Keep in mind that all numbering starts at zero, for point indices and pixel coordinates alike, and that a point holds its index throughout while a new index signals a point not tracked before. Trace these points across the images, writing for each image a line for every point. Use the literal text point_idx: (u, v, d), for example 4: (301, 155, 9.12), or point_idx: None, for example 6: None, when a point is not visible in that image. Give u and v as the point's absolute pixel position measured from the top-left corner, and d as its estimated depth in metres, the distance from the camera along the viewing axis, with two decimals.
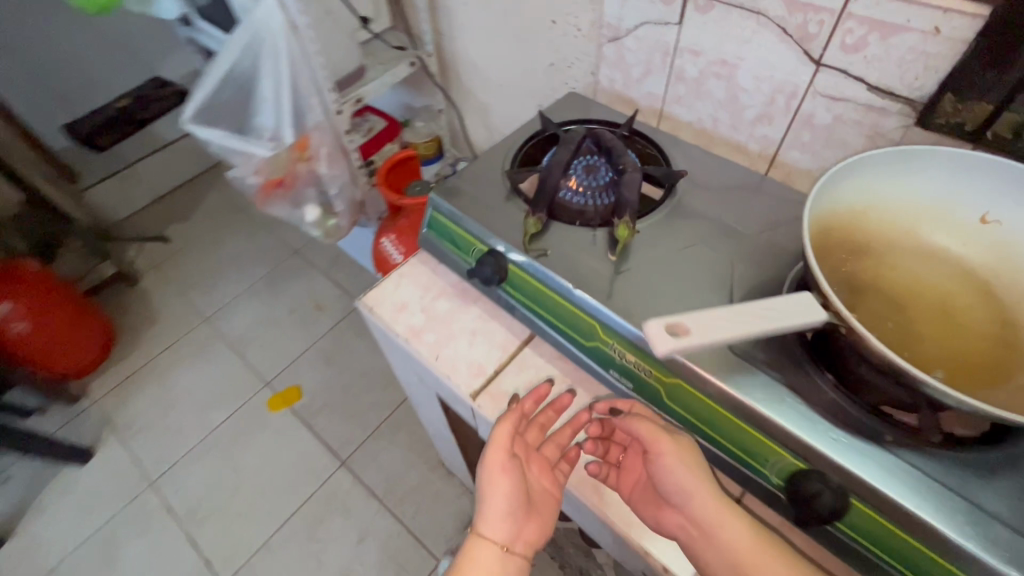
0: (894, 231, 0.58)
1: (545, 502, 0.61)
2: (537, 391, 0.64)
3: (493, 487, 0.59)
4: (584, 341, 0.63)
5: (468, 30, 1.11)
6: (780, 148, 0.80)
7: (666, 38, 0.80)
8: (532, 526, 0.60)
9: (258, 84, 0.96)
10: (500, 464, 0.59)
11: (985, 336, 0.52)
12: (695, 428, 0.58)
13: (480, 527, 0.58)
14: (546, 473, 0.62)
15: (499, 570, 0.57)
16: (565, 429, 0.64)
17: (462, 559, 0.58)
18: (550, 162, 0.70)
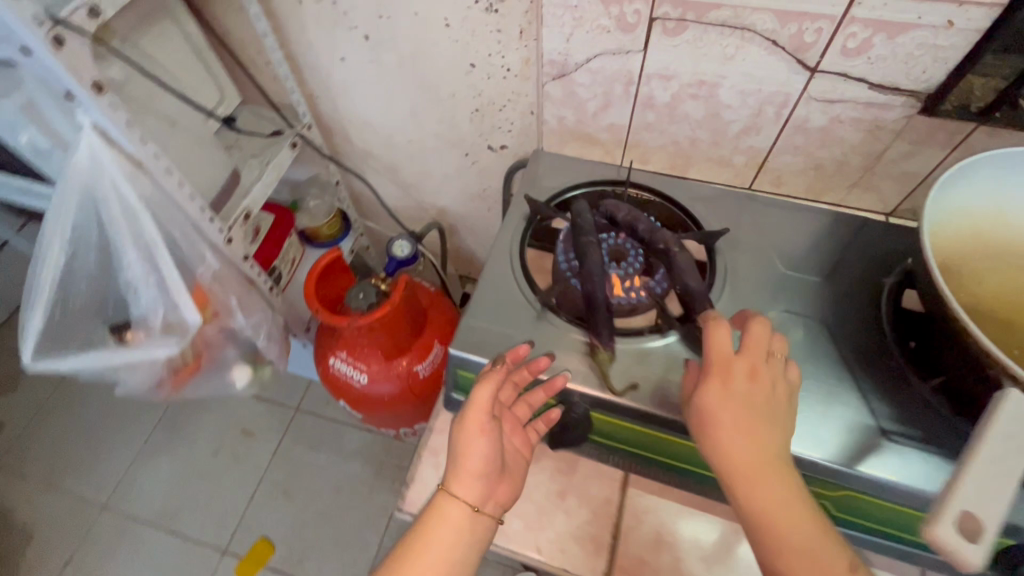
0: (979, 248, 0.56)
1: (517, 463, 0.56)
2: (517, 350, 0.54)
3: (465, 447, 0.54)
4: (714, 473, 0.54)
5: (354, 87, 0.89)
6: (768, 155, 0.75)
7: (628, 67, 0.69)
8: (504, 487, 0.55)
9: (117, 258, 0.67)
10: (475, 427, 0.53)
11: None
12: (869, 524, 0.52)
13: (451, 485, 0.53)
14: (518, 432, 0.57)
15: (468, 532, 0.52)
16: (540, 393, 0.54)
17: (428, 520, 0.52)
18: (582, 264, 0.57)
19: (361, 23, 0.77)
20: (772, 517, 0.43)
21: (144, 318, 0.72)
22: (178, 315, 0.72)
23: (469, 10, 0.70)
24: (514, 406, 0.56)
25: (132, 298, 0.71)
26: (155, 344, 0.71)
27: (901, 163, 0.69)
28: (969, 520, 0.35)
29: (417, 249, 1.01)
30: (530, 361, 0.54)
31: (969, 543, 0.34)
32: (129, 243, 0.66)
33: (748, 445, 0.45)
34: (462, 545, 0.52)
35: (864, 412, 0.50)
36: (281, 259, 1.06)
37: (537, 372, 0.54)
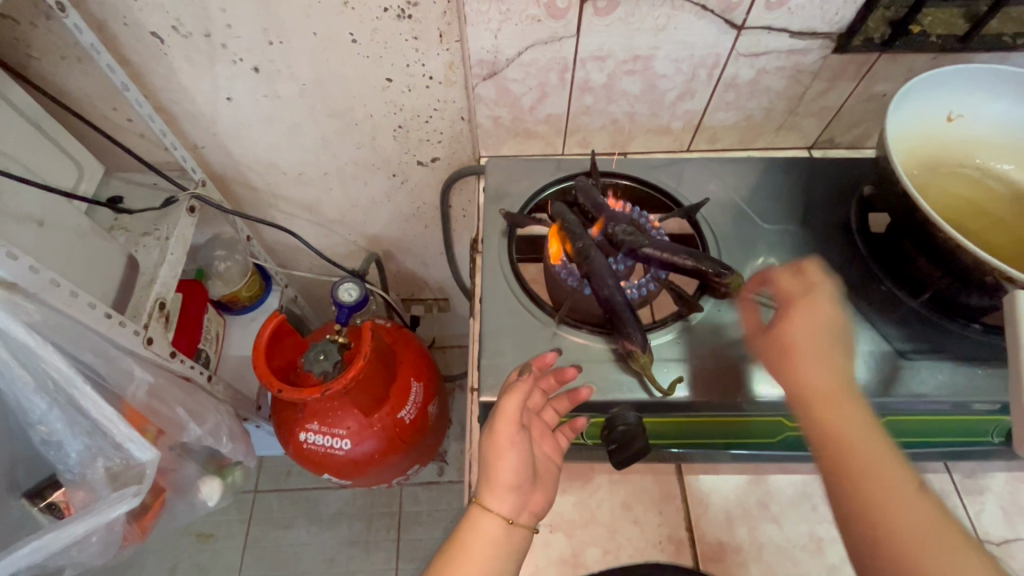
0: (910, 161, 0.61)
1: (548, 470, 0.53)
2: (543, 357, 0.52)
3: (496, 459, 0.49)
4: (769, 439, 0.55)
5: (249, 127, 0.77)
6: (705, 116, 0.76)
7: (562, 54, 0.66)
8: (537, 496, 0.52)
9: (26, 419, 0.57)
10: (506, 436, 0.49)
11: (1000, 214, 0.60)
12: (908, 442, 0.55)
13: (485, 499, 0.49)
14: (546, 438, 0.53)
15: (503, 548, 0.48)
16: (564, 400, 0.52)
17: (460, 536, 0.49)
18: (588, 269, 0.53)
19: (245, 54, 0.66)
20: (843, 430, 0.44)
21: (81, 476, 0.62)
22: (120, 458, 0.61)
23: (378, 20, 0.63)
24: (542, 411, 0.52)
25: (60, 459, 0.60)
26: (114, 504, 0.60)
27: (821, 99, 0.74)
28: None
29: (366, 290, 0.93)
30: (558, 370, 0.52)
31: None
32: (36, 392, 0.54)
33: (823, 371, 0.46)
34: (496, 560, 0.48)
35: (878, 341, 0.54)
36: (203, 338, 0.90)
37: (565, 380, 0.52)
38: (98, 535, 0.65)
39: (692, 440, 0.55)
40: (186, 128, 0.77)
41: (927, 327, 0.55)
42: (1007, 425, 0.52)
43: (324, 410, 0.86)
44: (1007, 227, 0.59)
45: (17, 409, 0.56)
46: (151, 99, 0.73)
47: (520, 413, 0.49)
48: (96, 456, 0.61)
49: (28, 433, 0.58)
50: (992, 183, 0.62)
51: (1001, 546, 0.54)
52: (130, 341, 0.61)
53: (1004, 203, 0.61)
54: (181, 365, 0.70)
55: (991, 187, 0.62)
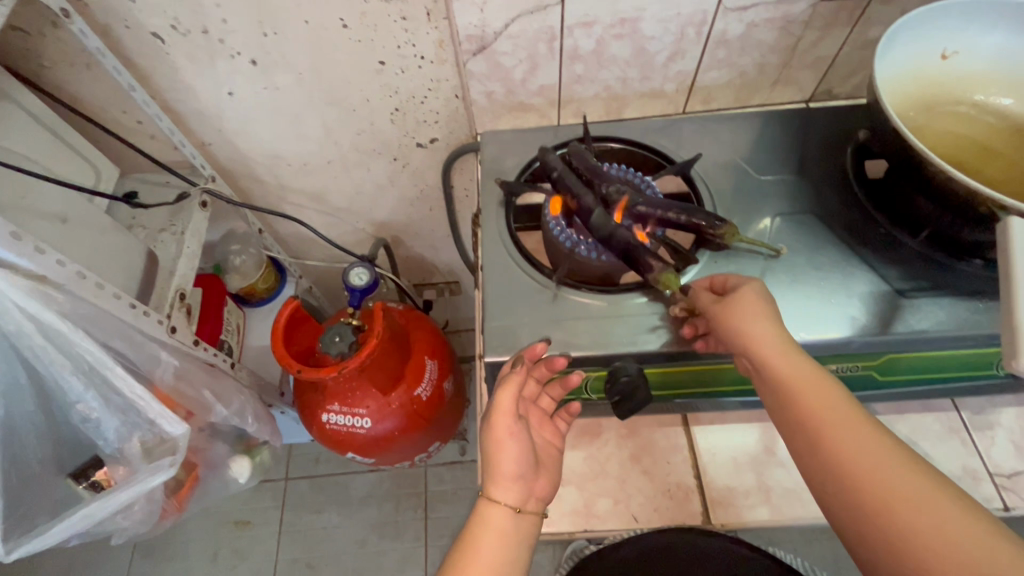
0: (905, 102, 0.60)
1: (551, 456, 0.55)
2: (533, 348, 0.51)
3: (497, 451, 0.51)
4: None
5: (252, 120, 0.80)
6: (697, 76, 0.76)
7: (549, 23, 0.66)
8: (542, 482, 0.54)
9: (65, 400, 0.60)
10: (503, 428, 0.51)
11: (1001, 148, 0.60)
12: (911, 381, 0.55)
13: (490, 491, 0.51)
14: (545, 424, 0.56)
15: (514, 536, 0.50)
16: (557, 387, 0.55)
17: (472, 532, 0.50)
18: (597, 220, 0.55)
19: (243, 48, 0.69)
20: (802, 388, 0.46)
21: (120, 451, 0.66)
22: (155, 433, 0.65)
23: (366, 4, 0.64)
24: (538, 399, 0.56)
25: (99, 436, 0.64)
26: (153, 474, 0.65)
27: (814, 50, 0.73)
28: None
29: (375, 273, 0.94)
30: (548, 360, 0.53)
31: None
32: (73, 374, 0.58)
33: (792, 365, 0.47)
34: (508, 549, 0.49)
35: (877, 282, 0.54)
36: (225, 330, 0.94)
37: (555, 368, 0.52)
38: (138, 507, 0.69)
39: (694, 390, 0.56)
40: (192, 126, 0.80)
41: (924, 264, 0.55)
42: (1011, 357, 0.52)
43: (343, 392, 0.89)
44: (1014, 165, 0.58)
45: (57, 389, 0.59)
46: (157, 100, 0.76)
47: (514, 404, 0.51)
48: (132, 432, 0.65)
49: (68, 413, 0.62)
50: (991, 118, 0.61)
51: (1010, 478, 0.54)
52: (156, 329, 0.64)
53: (1010, 141, 0.60)
54: (205, 352, 0.74)
55: (991, 122, 0.61)
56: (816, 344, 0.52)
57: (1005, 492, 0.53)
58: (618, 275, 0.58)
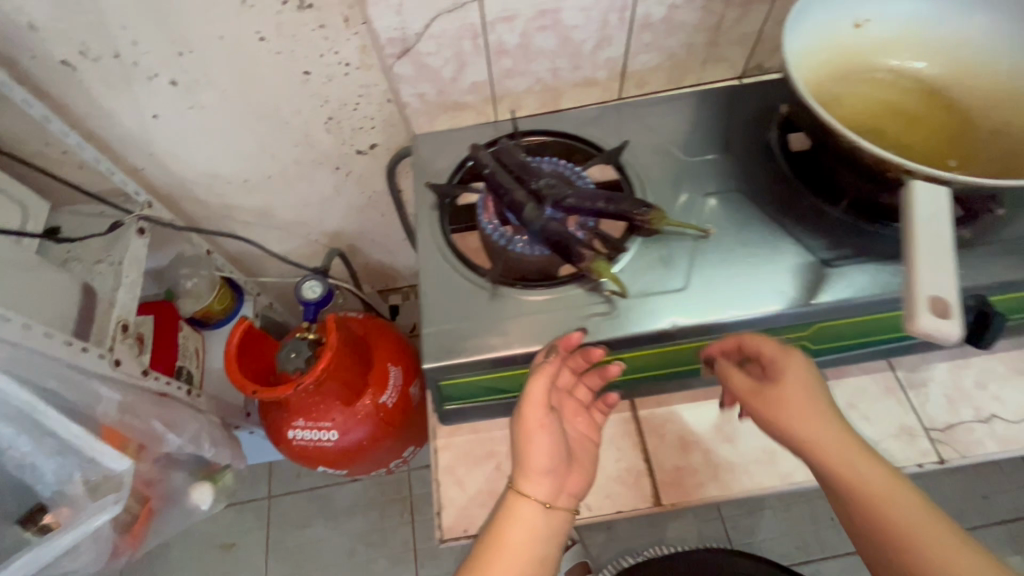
0: (824, 72, 0.61)
1: (584, 448, 0.56)
2: (568, 339, 0.51)
3: (528, 443, 0.51)
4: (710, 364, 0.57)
5: (182, 142, 0.78)
6: (627, 61, 0.76)
7: (469, 20, 0.66)
8: (575, 478, 0.54)
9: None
10: (537, 425, 0.51)
11: (921, 109, 0.60)
12: (843, 347, 0.57)
13: (520, 483, 0.51)
14: (580, 415, 0.57)
15: (544, 531, 0.50)
16: (595, 376, 0.56)
17: (500, 523, 0.50)
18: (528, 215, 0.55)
19: (160, 69, 0.67)
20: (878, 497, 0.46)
21: (61, 493, 0.67)
22: (92, 472, 0.66)
23: (280, 15, 0.63)
24: (574, 390, 0.57)
25: (38, 479, 0.65)
26: (96, 513, 0.64)
27: (738, 27, 0.74)
28: (937, 301, 0.40)
29: (329, 285, 0.93)
30: (584, 351, 0.53)
31: (943, 322, 0.39)
32: (1, 421, 0.59)
33: (879, 477, 0.47)
34: (537, 544, 0.50)
35: (803, 254, 0.55)
36: (182, 357, 0.93)
37: (590, 358, 0.53)
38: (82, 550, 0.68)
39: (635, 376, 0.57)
40: (121, 152, 0.78)
41: (847, 232, 0.56)
42: None
43: (307, 406, 0.88)
44: (936, 133, 0.59)
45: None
46: (80, 129, 0.74)
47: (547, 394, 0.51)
48: (71, 474, 0.66)
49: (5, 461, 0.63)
50: (910, 80, 0.62)
51: (944, 431, 0.56)
52: (97, 364, 0.64)
53: (933, 109, 0.60)
54: (155, 382, 0.73)
55: (911, 85, 0.62)
56: (747, 320, 0.53)
57: (940, 445, 0.55)
58: (554, 268, 0.58)
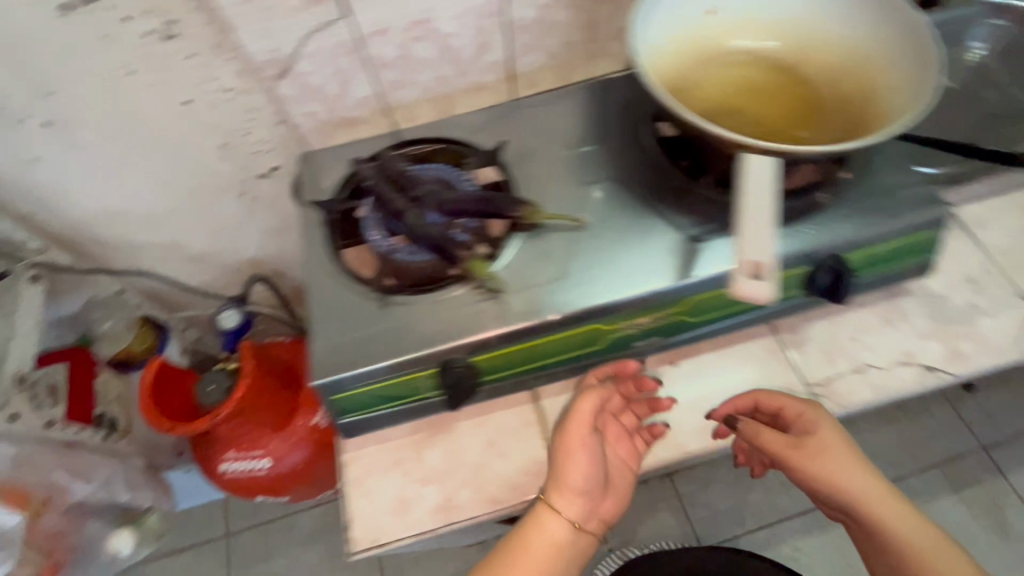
0: (689, 59, 0.63)
1: (620, 475, 0.59)
2: (624, 365, 0.58)
3: (565, 462, 0.54)
4: (599, 348, 0.58)
5: (70, 182, 0.76)
6: (514, 64, 0.78)
7: (342, 37, 0.67)
8: (606, 501, 0.58)
9: None
10: (579, 444, 0.54)
11: (781, 87, 0.63)
12: (722, 317, 0.59)
13: (550, 496, 0.54)
14: (620, 442, 0.59)
15: (567, 544, 0.55)
16: (644, 406, 0.59)
17: (527, 526, 0.55)
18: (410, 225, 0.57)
19: (31, 110, 0.67)
20: (897, 535, 0.55)
21: None
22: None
23: (146, 46, 0.64)
24: (620, 415, 0.59)
25: None
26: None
27: (613, 23, 0.77)
28: (758, 267, 0.47)
29: (246, 311, 0.91)
30: (637, 379, 0.59)
31: (761, 287, 0.47)
32: None
33: (910, 522, 0.55)
34: (557, 556, 0.55)
35: (672, 232, 0.57)
36: (101, 403, 0.89)
37: (643, 387, 0.59)
38: None
39: (528, 368, 0.58)
40: (7, 199, 0.76)
41: (712, 207, 0.59)
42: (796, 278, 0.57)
43: (235, 436, 0.87)
44: (794, 114, 0.62)
45: None
46: None
47: (592, 416, 0.55)
48: None
49: None
50: (773, 58, 0.64)
51: (824, 385, 0.59)
52: None
53: (792, 93, 0.63)
54: (64, 433, 0.78)
55: (773, 62, 0.64)
56: (622, 302, 0.54)
57: (821, 398, 0.58)
58: (443, 270, 0.59)
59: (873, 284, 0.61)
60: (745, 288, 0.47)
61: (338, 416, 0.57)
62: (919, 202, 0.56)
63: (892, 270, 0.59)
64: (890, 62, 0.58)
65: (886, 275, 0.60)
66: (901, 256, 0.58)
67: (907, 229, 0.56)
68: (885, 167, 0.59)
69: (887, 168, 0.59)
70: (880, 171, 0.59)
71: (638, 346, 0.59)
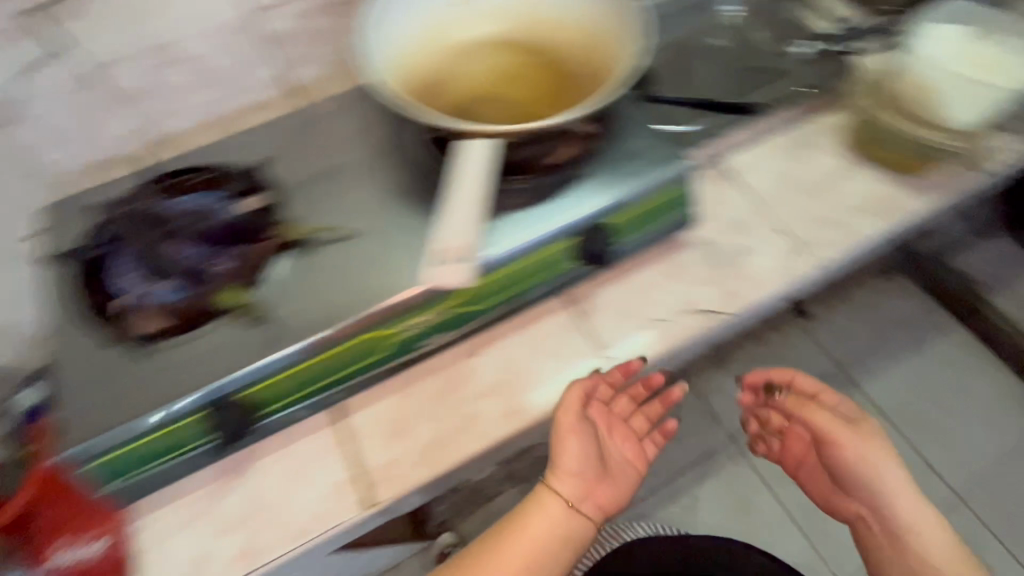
0: (441, 53, 0.63)
1: (620, 468, 0.63)
2: (629, 364, 0.58)
3: (560, 449, 0.59)
4: (386, 354, 0.57)
5: None
6: (291, 77, 0.74)
7: (70, 71, 0.62)
8: (601, 491, 0.61)
9: None
10: (573, 428, 0.58)
11: (534, 69, 0.65)
12: (507, 300, 0.60)
13: (550, 479, 0.60)
14: (626, 439, 0.64)
15: (564, 525, 0.59)
16: (656, 405, 0.66)
17: (527, 507, 0.60)
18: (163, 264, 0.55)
19: None
20: (908, 521, 0.65)
21: None
22: None
23: None
24: (626, 415, 0.64)
25: None
26: None
27: None
28: (449, 252, 0.54)
29: None
30: (647, 378, 0.63)
31: (456, 270, 0.54)
32: None
33: (925, 516, 0.65)
34: (553, 533, 0.59)
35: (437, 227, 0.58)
36: None
37: (650, 384, 0.63)
38: None
39: (314, 388, 0.55)
40: None
41: None
42: (563, 249, 0.59)
43: None
44: (547, 96, 0.64)
45: None
46: None
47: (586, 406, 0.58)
48: None
49: None
50: (523, 40, 0.65)
51: (616, 346, 0.62)
52: None
53: (545, 73, 0.64)
54: None
55: (524, 45, 0.65)
56: (391, 304, 0.53)
57: (612, 358, 0.61)
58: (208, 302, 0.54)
59: (644, 244, 0.64)
60: (440, 272, 0.54)
61: (104, 488, 0.51)
62: (656, 162, 0.62)
63: (655, 226, 0.63)
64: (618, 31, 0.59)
65: (651, 233, 0.64)
66: (657, 213, 0.63)
67: (651, 187, 0.60)
68: (628, 135, 0.64)
69: (629, 136, 0.64)
70: (624, 140, 0.64)
71: (429, 344, 0.59)
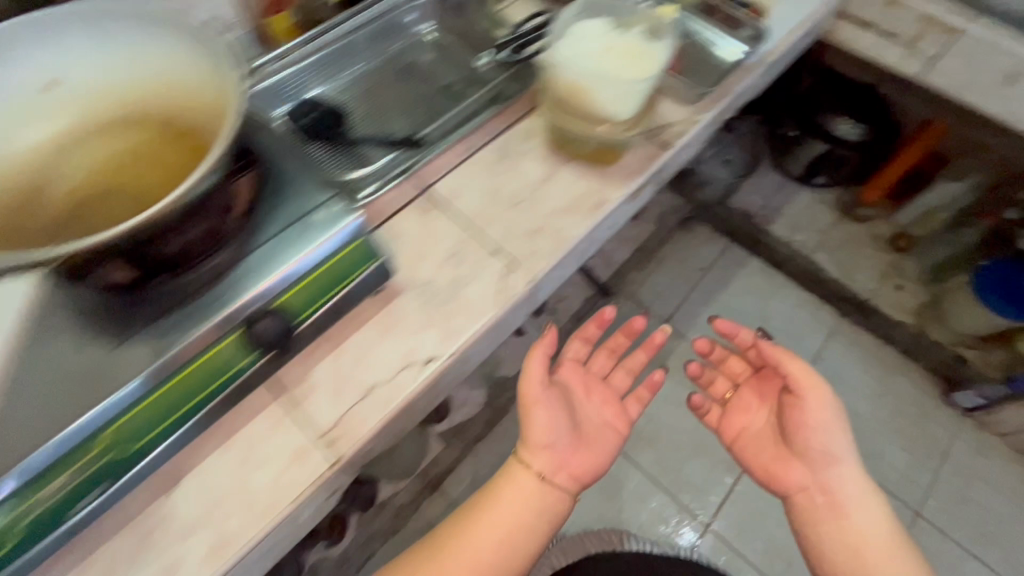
0: (60, 145, 0.60)
1: (599, 430, 0.76)
2: (601, 313, 0.78)
3: (529, 423, 0.69)
4: (20, 542, 0.45)
5: None
6: None
7: None
8: (575, 458, 0.72)
9: None
10: (535, 393, 0.69)
11: (169, 140, 0.61)
12: (181, 421, 0.53)
13: (524, 455, 0.70)
14: (609, 403, 0.80)
15: (536, 494, 0.69)
16: (634, 356, 0.84)
17: (503, 482, 0.69)
18: None
19: None
20: (861, 507, 0.69)
21: None
22: None
23: None
24: (609, 376, 0.84)
25: None
26: None
27: None
28: None
29: None
30: (599, 317, 0.79)
31: None
32: None
33: (872, 503, 0.69)
34: (530, 503, 0.68)
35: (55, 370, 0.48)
36: None
37: (630, 330, 0.83)
38: None
39: None
40: None
41: (104, 318, 0.50)
42: (229, 349, 0.53)
43: None
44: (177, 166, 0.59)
45: None
46: None
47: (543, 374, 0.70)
48: None
49: None
50: (151, 112, 0.61)
51: (332, 430, 0.57)
52: None
53: (170, 142, 0.60)
54: None
55: (154, 118, 0.61)
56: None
57: (328, 446, 0.56)
58: None
59: (338, 311, 0.60)
60: None
61: None
62: (322, 223, 0.56)
63: (340, 291, 0.59)
64: (211, 98, 0.55)
65: (342, 298, 0.59)
66: (340, 278, 0.58)
67: (319, 254, 0.55)
68: (290, 197, 0.58)
69: (291, 198, 0.57)
70: (285, 205, 0.57)
71: (88, 504, 0.49)
